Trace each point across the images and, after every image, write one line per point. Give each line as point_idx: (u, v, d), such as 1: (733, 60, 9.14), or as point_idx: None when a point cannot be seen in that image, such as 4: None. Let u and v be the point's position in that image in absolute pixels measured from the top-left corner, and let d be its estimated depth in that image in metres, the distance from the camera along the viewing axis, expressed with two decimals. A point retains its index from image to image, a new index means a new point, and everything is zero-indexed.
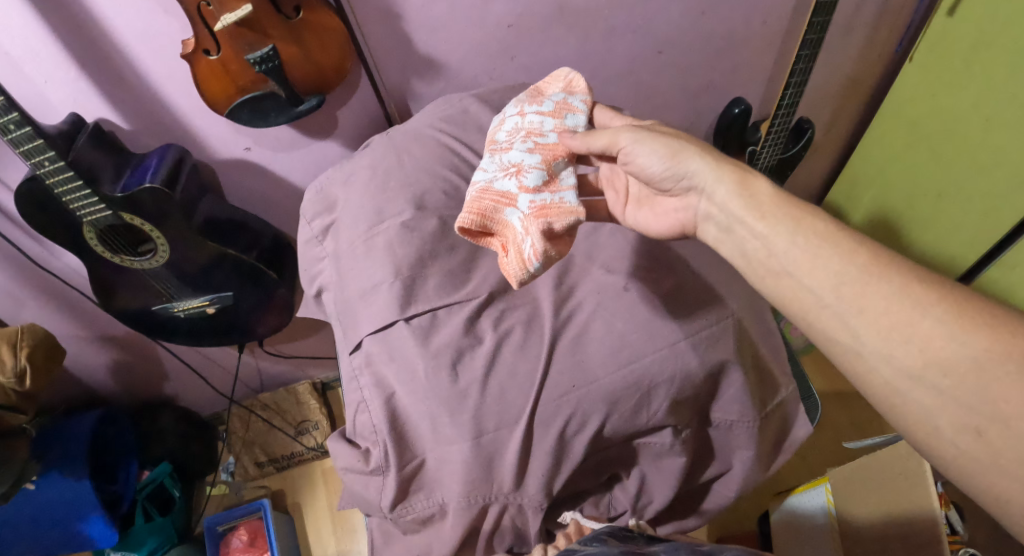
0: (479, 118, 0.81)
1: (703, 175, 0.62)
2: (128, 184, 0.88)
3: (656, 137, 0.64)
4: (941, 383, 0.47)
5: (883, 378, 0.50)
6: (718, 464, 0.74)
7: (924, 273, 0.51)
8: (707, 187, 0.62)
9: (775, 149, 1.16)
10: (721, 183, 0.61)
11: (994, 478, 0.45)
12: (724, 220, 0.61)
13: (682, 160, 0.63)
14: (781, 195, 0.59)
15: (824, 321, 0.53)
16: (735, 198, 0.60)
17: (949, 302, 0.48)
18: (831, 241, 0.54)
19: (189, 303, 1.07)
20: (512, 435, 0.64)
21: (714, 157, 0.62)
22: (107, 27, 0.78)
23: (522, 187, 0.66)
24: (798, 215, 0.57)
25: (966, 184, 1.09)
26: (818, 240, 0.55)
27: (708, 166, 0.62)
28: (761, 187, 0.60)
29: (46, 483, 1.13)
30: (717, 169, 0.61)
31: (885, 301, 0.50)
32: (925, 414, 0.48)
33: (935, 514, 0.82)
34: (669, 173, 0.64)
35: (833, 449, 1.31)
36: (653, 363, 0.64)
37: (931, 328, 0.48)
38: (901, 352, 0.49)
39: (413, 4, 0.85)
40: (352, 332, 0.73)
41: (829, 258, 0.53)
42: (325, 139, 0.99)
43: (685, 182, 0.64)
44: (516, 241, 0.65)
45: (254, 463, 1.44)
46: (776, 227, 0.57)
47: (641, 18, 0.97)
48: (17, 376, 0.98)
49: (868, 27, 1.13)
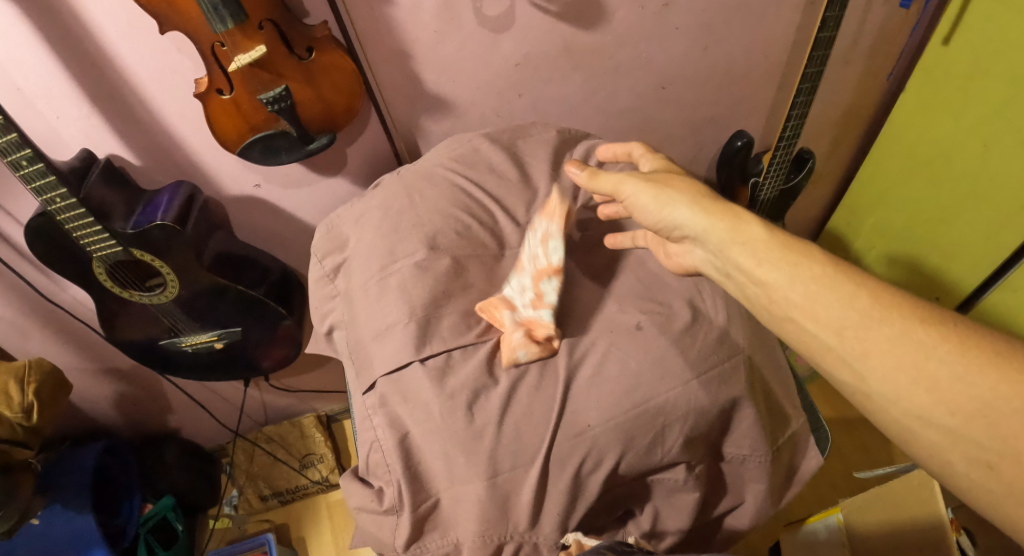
0: (490, 159, 0.83)
1: (693, 227, 0.62)
2: (138, 221, 0.89)
3: (647, 187, 0.65)
4: (950, 421, 0.48)
5: (894, 417, 0.51)
6: (731, 498, 0.74)
7: (927, 313, 0.51)
8: (699, 237, 0.62)
9: (778, 180, 1.18)
10: (711, 235, 0.61)
11: (1010, 505, 0.46)
12: (723, 266, 0.62)
13: (670, 209, 0.64)
14: (773, 237, 0.58)
15: (830, 363, 0.54)
16: (727, 246, 0.60)
17: (953, 342, 0.49)
18: (833, 285, 0.54)
19: (196, 338, 1.07)
20: (528, 475, 0.64)
21: (703, 206, 0.62)
22: (122, 66, 0.79)
23: (536, 273, 0.72)
24: (793, 258, 0.56)
25: (965, 212, 1.11)
26: (816, 283, 0.55)
27: (696, 218, 0.62)
28: (752, 231, 0.59)
29: (49, 517, 1.12)
30: (705, 219, 0.61)
31: (888, 346, 0.51)
32: (938, 450, 0.49)
33: (941, 514, 0.81)
34: (662, 220, 0.65)
35: (840, 477, 1.31)
36: (667, 402, 0.64)
37: (937, 371, 0.49)
38: (910, 395, 0.50)
39: (424, 44, 0.87)
40: (366, 372, 0.73)
41: (829, 303, 0.54)
42: (335, 176, 1.00)
43: (678, 231, 0.65)
44: (502, 320, 0.69)
45: (258, 498, 1.43)
46: (772, 273, 0.57)
47: (645, 55, 0.99)
48: (23, 411, 0.97)
49: (864, 59, 1.16)
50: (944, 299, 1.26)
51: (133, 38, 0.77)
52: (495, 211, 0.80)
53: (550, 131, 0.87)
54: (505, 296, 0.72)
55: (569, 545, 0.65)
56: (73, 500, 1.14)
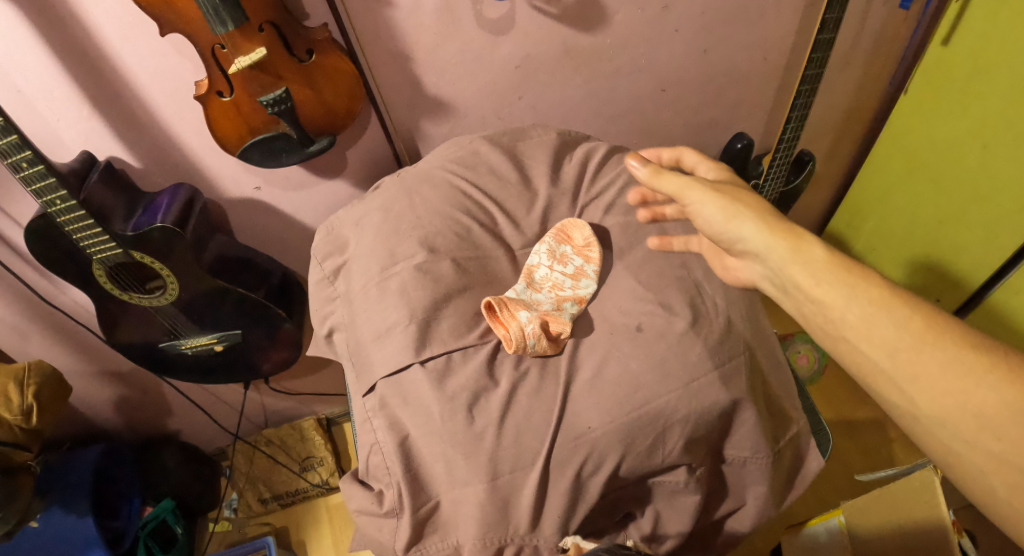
0: (489, 160, 0.83)
1: (756, 242, 0.62)
2: (138, 223, 0.89)
3: (715, 197, 0.64)
4: (994, 446, 0.48)
5: (939, 438, 0.51)
6: (732, 500, 0.74)
7: (979, 339, 0.51)
8: (761, 253, 0.62)
9: (778, 181, 1.20)
10: (775, 252, 0.61)
11: None
12: (782, 284, 0.62)
13: (737, 224, 0.63)
14: (835, 259, 0.58)
15: (880, 383, 0.54)
16: (789, 267, 0.60)
17: (1003, 370, 0.49)
18: (888, 308, 0.54)
19: (196, 340, 1.06)
20: (529, 477, 0.64)
21: (769, 224, 0.61)
22: (122, 68, 0.79)
23: (557, 296, 0.73)
24: (852, 280, 0.56)
25: (967, 214, 1.11)
26: (872, 305, 0.55)
27: (761, 234, 0.61)
28: (815, 252, 0.59)
29: (47, 520, 1.12)
30: (771, 238, 0.61)
31: (938, 370, 0.51)
32: (979, 473, 0.49)
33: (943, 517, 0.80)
34: (725, 234, 0.65)
35: (841, 481, 1.31)
36: (667, 404, 0.64)
37: (985, 396, 0.48)
38: (956, 419, 0.50)
39: (424, 47, 0.87)
40: (366, 375, 0.73)
41: (882, 325, 0.54)
42: (335, 178, 1.00)
43: (741, 246, 0.64)
44: (515, 319, 0.68)
45: (257, 500, 1.42)
46: (831, 294, 0.57)
47: (645, 57, 0.99)
48: (23, 414, 0.97)
49: (864, 61, 1.16)
50: (945, 301, 1.26)
51: (134, 41, 0.77)
52: (494, 213, 0.80)
53: (551, 133, 0.87)
54: (517, 301, 0.72)
55: (567, 548, 0.64)
56: (72, 503, 1.13)
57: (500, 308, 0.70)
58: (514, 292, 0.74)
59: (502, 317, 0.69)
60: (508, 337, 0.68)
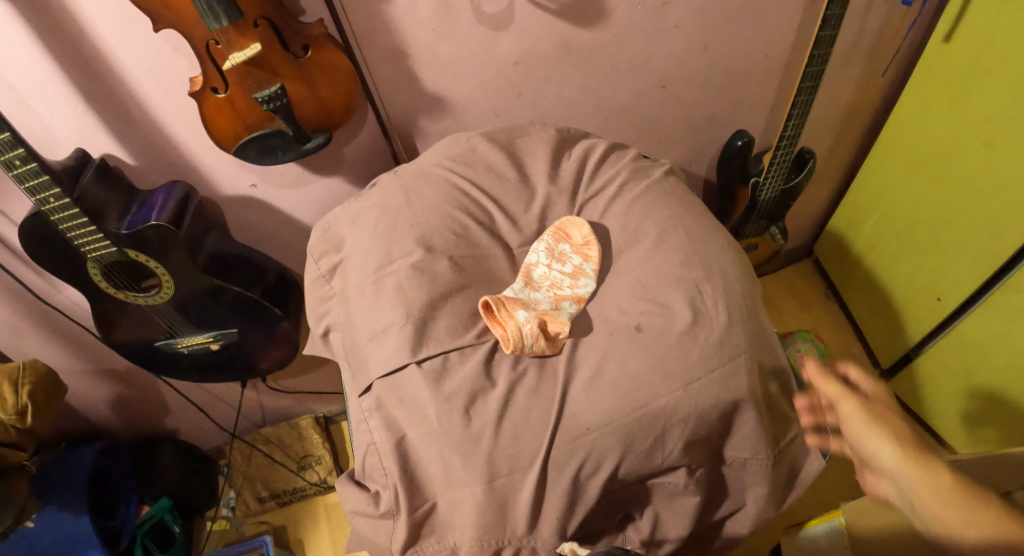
0: (487, 157, 0.82)
1: (887, 463, 0.64)
2: (133, 222, 0.88)
3: (869, 413, 0.67)
4: None
5: None
6: (732, 501, 0.74)
7: None
8: (892, 474, 0.63)
9: (778, 179, 1.18)
10: (904, 475, 0.62)
11: None
12: (909, 501, 0.62)
13: (875, 443, 0.65)
14: (968, 485, 0.59)
15: None
16: (916, 490, 0.60)
17: None
18: (1004, 526, 0.54)
19: (192, 339, 1.06)
20: (526, 479, 0.63)
21: (909, 451, 0.63)
22: (116, 64, 0.78)
23: (556, 295, 0.72)
24: (970, 496, 0.58)
25: (967, 213, 1.10)
26: (986, 531, 0.55)
27: (894, 459, 0.63)
28: (942, 477, 0.60)
29: (44, 519, 1.11)
30: (906, 468, 0.62)
31: None
32: None
33: None
34: (862, 452, 0.67)
35: (841, 480, 1.31)
36: (667, 405, 0.63)
37: None
38: None
39: (421, 43, 0.86)
40: (362, 375, 0.72)
41: (990, 540, 0.54)
42: (332, 175, 0.99)
43: (873, 464, 0.66)
44: (513, 319, 0.67)
45: (255, 499, 1.41)
46: (951, 512, 0.57)
47: (645, 54, 0.98)
48: (17, 413, 0.96)
49: (866, 58, 1.15)
50: (946, 300, 1.20)
51: (128, 37, 0.76)
52: (492, 210, 0.79)
53: (550, 130, 0.86)
54: (516, 300, 0.71)
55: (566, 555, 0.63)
56: (69, 502, 1.13)
57: (497, 307, 0.69)
58: (512, 291, 0.73)
59: (499, 317, 0.68)
60: (506, 337, 0.67)
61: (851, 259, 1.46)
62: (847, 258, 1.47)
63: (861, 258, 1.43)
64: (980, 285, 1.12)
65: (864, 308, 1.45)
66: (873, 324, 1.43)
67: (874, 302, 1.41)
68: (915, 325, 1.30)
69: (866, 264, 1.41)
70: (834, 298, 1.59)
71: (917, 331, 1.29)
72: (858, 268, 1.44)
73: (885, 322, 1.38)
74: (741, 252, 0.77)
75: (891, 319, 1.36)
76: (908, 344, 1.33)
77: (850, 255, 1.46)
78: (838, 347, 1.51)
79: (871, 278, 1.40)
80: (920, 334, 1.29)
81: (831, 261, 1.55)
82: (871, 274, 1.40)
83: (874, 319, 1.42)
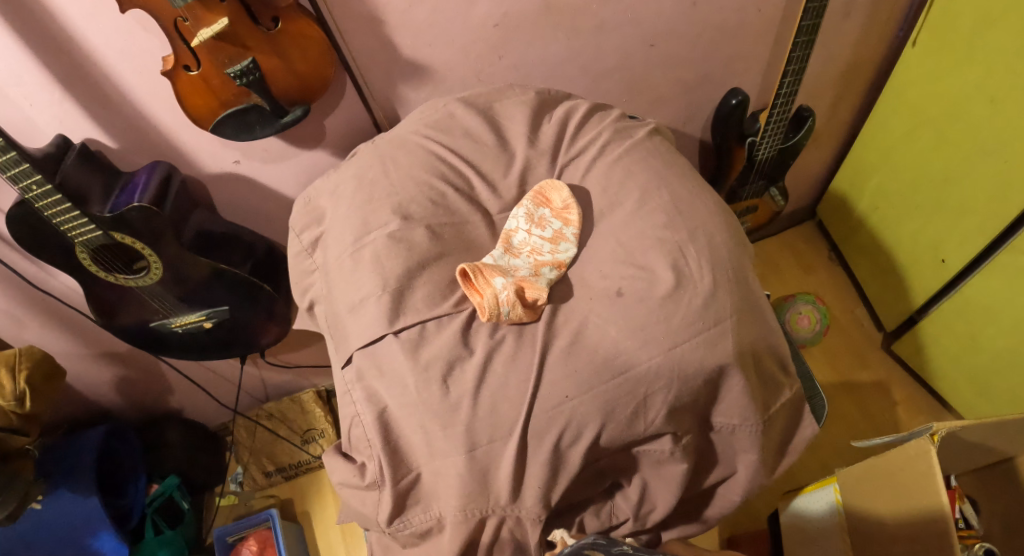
0: (465, 123, 0.80)
1: None
2: (116, 204, 0.87)
3: None
4: None
5: None
6: (722, 468, 0.73)
7: None
8: None
9: (776, 139, 1.15)
10: None
11: None
12: None
13: None
14: None
15: None
16: None
17: None
18: None
19: (185, 318, 1.06)
20: (506, 448, 0.62)
21: None
22: (86, 46, 0.76)
23: (536, 261, 0.70)
24: None
25: (972, 169, 1.05)
26: None
27: None
28: None
29: (53, 501, 1.13)
30: None
31: None
32: None
33: (945, 512, 0.72)
34: None
35: (843, 448, 1.30)
36: (648, 372, 0.62)
37: None
38: None
39: (395, 8, 0.83)
40: (344, 347, 0.72)
41: None
42: (314, 148, 0.98)
43: None
44: (491, 286, 0.66)
45: (262, 473, 1.44)
46: None
47: (631, 10, 0.94)
48: (17, 399, 0.97)
49: (869, 9, 1.10)
50: (951, 261, 1.16)
51: (96, 19, 0.74)
52: (470, 177, 0.77)
53: (529, 93, 0.83)
54: (495, 267, 0.69)
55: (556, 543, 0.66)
56: (75, 484, 1.14)
57: (474, 275, 0.67)
58: (491, 258, 0.71)
59: (476, 284, 0.67)
60: (482, 305, 0.66)
61: (854, 221, 1.43)
62: (850, 220, 1.44)
63: (864, 220, 1.39)
64: (983, 245, 1.08)
65: (869, 271, 1.41)
66: (878, 288, 1.39)
67: (878, 264, 1.38)
68: (919, 288, 1.26)
69: (869, 224, 1.37)
70: (836, 260, 1.56)
71: (921, 294, 1.26)
72: (861, 230, 1.41)
73: (890, 285, 1.34)
74: (727, 211, 0.74)
75: (895, 282, 1.33)
76: (912, 307, 1.29)
77: (854, 216, 1.42)
78: (841, 310, 1.48)
79: (875, 240, 1.36)
80: (924, 296, 1.25)
81: (834, 223, 1.51)
82: (876, 237, 1.36)
83: (879, 282, 1.38)
